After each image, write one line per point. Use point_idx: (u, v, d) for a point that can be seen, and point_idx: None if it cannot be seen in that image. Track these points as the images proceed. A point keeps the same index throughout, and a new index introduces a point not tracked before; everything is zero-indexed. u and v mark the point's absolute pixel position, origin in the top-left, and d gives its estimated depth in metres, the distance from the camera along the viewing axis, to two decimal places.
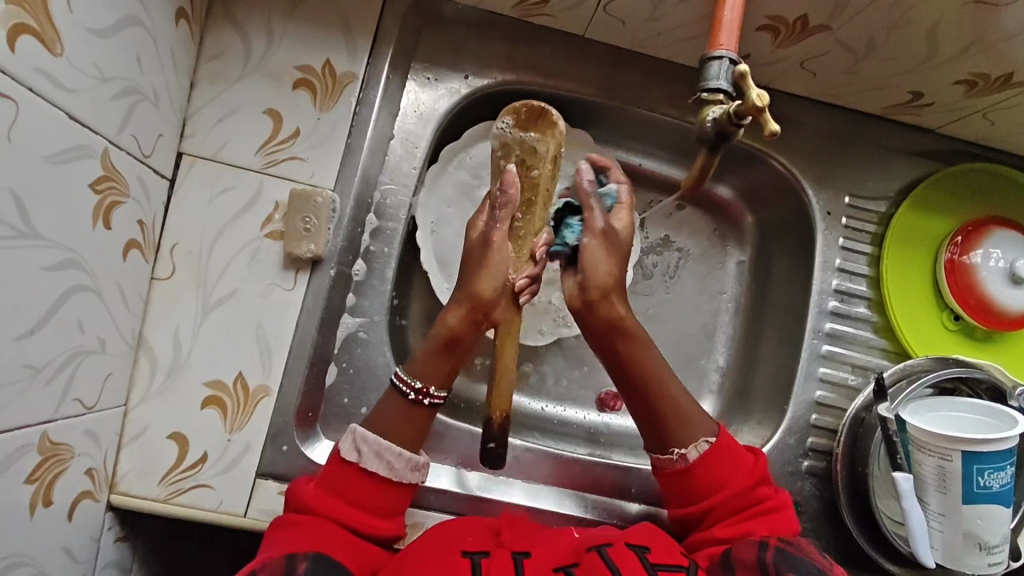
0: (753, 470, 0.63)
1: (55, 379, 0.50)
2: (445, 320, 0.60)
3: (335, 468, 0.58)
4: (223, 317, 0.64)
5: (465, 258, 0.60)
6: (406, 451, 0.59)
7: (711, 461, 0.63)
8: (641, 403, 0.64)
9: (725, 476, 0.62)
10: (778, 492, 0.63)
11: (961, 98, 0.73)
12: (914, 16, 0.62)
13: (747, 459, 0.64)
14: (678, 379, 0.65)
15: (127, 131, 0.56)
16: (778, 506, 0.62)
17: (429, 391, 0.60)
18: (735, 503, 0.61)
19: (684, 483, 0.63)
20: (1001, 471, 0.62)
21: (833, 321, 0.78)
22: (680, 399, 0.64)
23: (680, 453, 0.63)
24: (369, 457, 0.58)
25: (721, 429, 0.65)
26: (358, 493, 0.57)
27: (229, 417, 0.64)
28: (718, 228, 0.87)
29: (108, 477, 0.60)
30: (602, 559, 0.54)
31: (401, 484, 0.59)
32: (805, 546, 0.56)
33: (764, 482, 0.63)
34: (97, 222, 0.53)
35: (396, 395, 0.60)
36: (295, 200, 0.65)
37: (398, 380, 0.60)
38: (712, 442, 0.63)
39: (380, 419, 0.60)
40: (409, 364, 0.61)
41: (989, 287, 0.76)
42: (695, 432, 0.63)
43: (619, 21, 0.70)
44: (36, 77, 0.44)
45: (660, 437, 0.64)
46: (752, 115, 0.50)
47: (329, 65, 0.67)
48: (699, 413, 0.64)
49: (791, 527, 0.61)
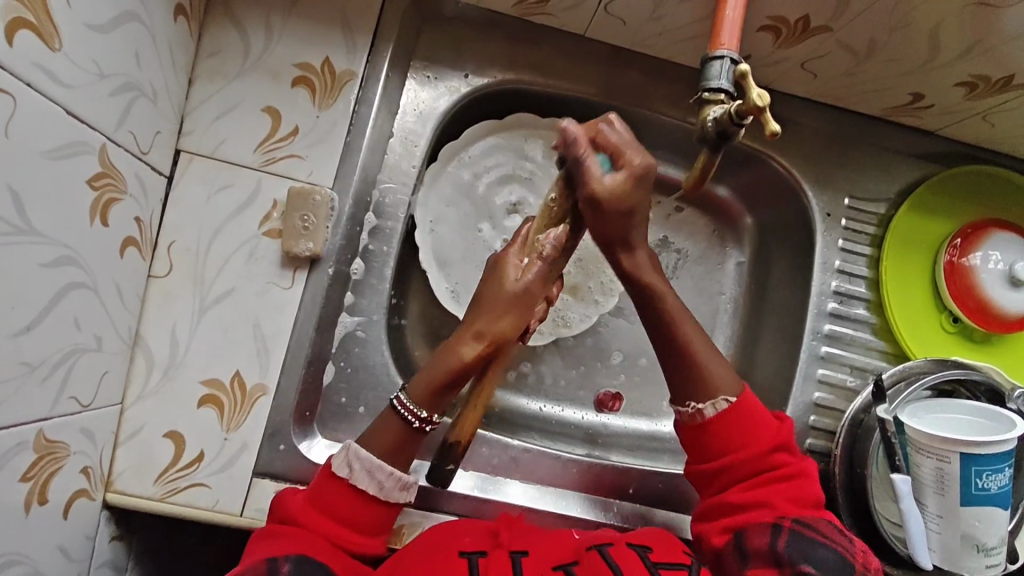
0: (775, 435, 0.62)
1: (51, 376, 0.50)
2: (457, 352, 0.58)
3: (324, 482, 0.57)
4: (220, 315, 0.64)
5: (489, 291, 0.57)
6: (397, 471, 0.59)
7: (729, 419, 0.61)
8: (663, 348, 0.63)
9: (745, 438, 0.61)
10: (797, 460, 0.62)
11: (961, 101, 0.72)
12: (916, 18, 0.62)
13: (769, 422, 0.62)
14: (699, 332, 0.64)
15: (125, 128, 0.55)
16: (797, 474, 0.61)
17: (432, 420, 0.59)
18: (755, 466, 0.61)
19: (700, 440, 0.62)
20: (1000, 473, 0.62)
21: (833, 322, 0.78)
22: (700, 350, 0.63)
23: (697, 407, 0.62)
24: (360, 473, 0.57)
25: (743, 389, 0.63)
26: (343, 507, 0.57)
27: (226, 415, 0.63)
28: (717, 228, 0.86)
29: (104, 475, 0.60)
30: (602, 556, 0.54)
31: (388, 501, 0.59)
32: (822, 528, 0.57)
33: (784, 448, 0.62)
34: (94, 220, 0.53)
35: (395, 418, 0.59)
36: (293, 198, 0.65)
37: (399, 408, 0.59)
38: (733, 401, 0.62)
39: (376, 438, 0.59)
40: (411, 389, 0.59)
41: (989, 290, 0.76)
42: (715, 389, 0.62)
43: (620, 20, 0.69)
44: (35, 73, 0.43)
45: (682, 390, 0.63)
46: (753, 115, 0.49)
47: (329, 63, 0.67)
48: (720, 367, 0.63)
49: (810, 496, 0.61)
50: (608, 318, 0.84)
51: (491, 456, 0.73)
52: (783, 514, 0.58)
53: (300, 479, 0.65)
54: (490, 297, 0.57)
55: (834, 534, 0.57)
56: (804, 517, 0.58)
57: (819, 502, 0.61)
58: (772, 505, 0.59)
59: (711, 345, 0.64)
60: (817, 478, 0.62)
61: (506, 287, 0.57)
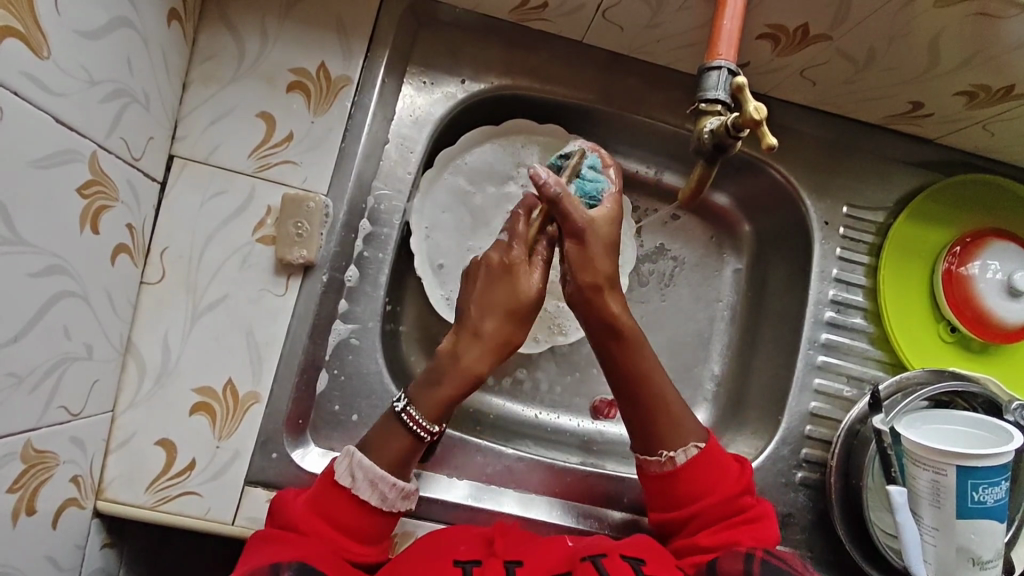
0: (738, 478, 0.63)
1: (41, 385, 0.49)
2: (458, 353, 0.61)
3: (327, 489, 0.57)
4: (213, 323, 0.63)
5: (504, 292, 0.61)
6: (400, 481, 0.59)
7: (698, 467, 0.62)
8: (628, 395, 0.64)
9: (712, 483, 0.62)
10: (758, 503, 0.63)
11: (961, 110, 0.72)
12: (916, 27, 0.62)
13: (731, 466, 0.63)
14: (666, 379, 0.65)
15: (117, 134, 0.55)
16: (757, 516, 0.61)
17: (438, 429, 0.60)
18: (722, 510, 0.61)
19: (670, 489, 0.63)
20: (996, 486, 0.62)
21: (830, 331, 0.78)
22: (667, 398, 0.64)
23: (668, 455, 0.62)
24: (363, 484, 0.57)
25: (710, 435, 0.65)
26: (345, 516, 0.56)
27: (218, 423, 0.63)
28: (714, 235, 0.86)
29: (94, 483, 0.60)
30: (595, 566, 0.53)
31: (390, 511, 0.58)
32: (788, 558, 0.55)
33: (747, 492, 0.62)
34: (84, 227, 0.52)
35: (404, 432, 0.59)
36: (287, 205, 0.64)
37: (408, 419, 0.59)
38: (701, 447, 0.63)
39: (380, 452, 0.59)
40: (419, 402, 0.60)
41: (987, 300, 0.76)
42: (685, 436, 0.63)
43: (618, 26, 0.69)
44: (23, 81, 0.43)
45: (650, 439, 0.63)
46: (750, 127, 0.49)
47: (323, 68, 0.67)
48: (689, 418, 0.64)
49: (770, 536, 0.60)
50: None
51: (485, 465, 0.73)
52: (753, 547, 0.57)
53: (292, 488, 0.64)
54: (506, 304, 0.61)
55: (800, 564, 0.54)
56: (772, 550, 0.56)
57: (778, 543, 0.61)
58: (740, 543, 0.58)
59: (681, 399, 0.65)
60: (776, 524, 0.62)
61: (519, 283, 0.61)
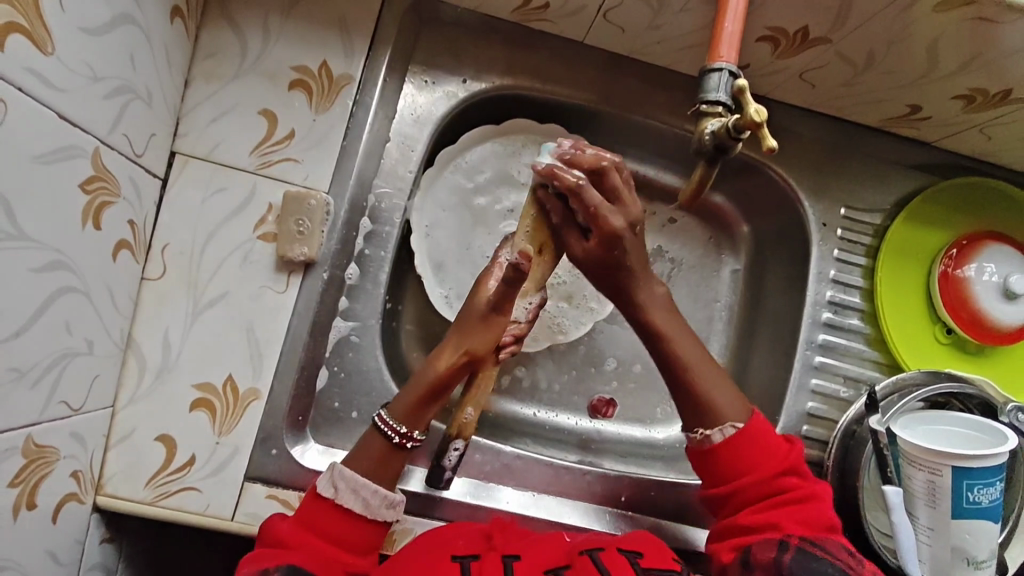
0: (784, 458, 0.62)
1: (42, 380, 0.49)
2: (436, 363, 0.62)
3: (311, 502, 0.58)
4: (214, 319, 0.64)
5: (467, 305, 0.63)
6: (382, 489, 0.59)
7: (739, 445, 0.62)
8: (669, 372, 0.65)
9: (754, 460, 0.62)
10: (809, 483, 0.62)
11: (958, 114, 0.73)
12: (914, 33, 0.62)
13: (780, 446, 0.63)
14: (710, 364, 0.65)
15: (119, 131, 0.55)
16: (807, 497, 0.61)
17: (413, 435, 0.61)
18: (764, 490, 0.61)
19: (711, 465, 0.63)
20: (990, 487, 0.63)
21: (827, 332, 0.78)
22: (708, 382, 0.64)
23: (704, 434, 0.63)
24: (346, 493, 0.58)
25: (754, 413, 0.64)
26: (333, 526, 0.57)
27: (218, 419, 0.63)
28: (713, 236, 0.86)
29: (94, 478, 0.60)
30: (593, 562, 0.53)
31: (375, 520, 0.58)
32: (831, 547, 0.57)
33: (793, 473, 0.62)
34: (86, 223, 0.52)
35: (377, 435, 0.61)
36: (289, 202, 0.65)
37: (382, 424, 0.60)
38: (739, 428, 0.63)
39: (360, 455, 0.60)
40: (393, 405, 0.61)
41: (984, 303, 0.76)
42: (723, 416, 0.63)
43: (619, 28, 0.69)
44: (26, 77, 0.43)
45: (690, 415, 0.64)
46: (750, 129, 0.49)
47: (326, 66, 0.67)
48: (728, 396, 0.64)
49: (824, 520, 0.60)
50: (603, 325, 0.83)
51: (483, 463, 0.73)
52: (791, 533, 0.58)
53: (292, 484, 0.65)
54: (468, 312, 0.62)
55: (845, 555, 0.56)
56: (813, 535, 0.58)
57: (834, 526, 0.61)
58: (780, 526, 0.59)
59: (719, 376, 0.65)
60: (832, 506, 0.62)
61: (482, 301, 0.61)
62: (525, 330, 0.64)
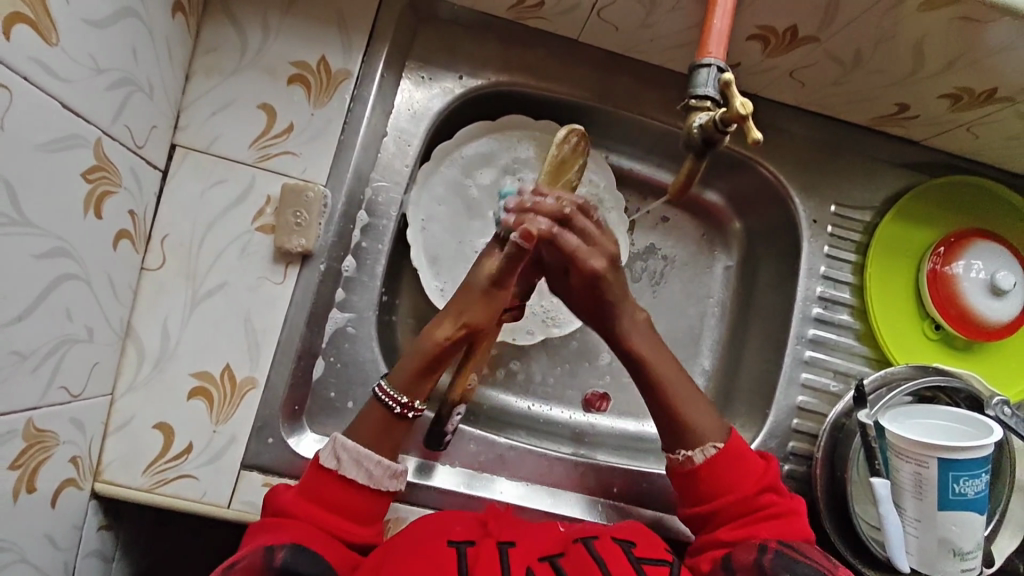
0: (761, 475, 0.64)
1: (42, 365, 0.50)
2: (433, 335, 0.62)
3: (313, 475, 0.59)
4: (212, 309, 0.65)
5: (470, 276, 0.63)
6: (386, 460, 0.60)
7: (720, 465, 0.64)
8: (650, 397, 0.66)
9: (733, 480, 0.63)
10: (786, 499, 0.63)
11: (945, 112, 0.74)
12: (900, 33, 0.64)
13: (756, 465, 0.64)
14: (688, 385, 0.66)
15: (121, 122, 0.56)
16: (784, 512, 0.62)
17: (414, 406, 0.61)
18: (743, 506, 0.62)
19: (692, 485, 0.64)
20: (976, 479, 0.64)
21: (817, 327, 0.80)
22: (686, 404, 0.65)
23: (687, 455, 0.64)
24: (348, 464, 0.59)
25: (732, 433, 0.66)
26: (340, 499, 0.58)
27: (215, 408, 0.64)
28: (706, 232, 0.88)
29: (93, 465, 0.61)
30: (586, 548, 0.54)
31: (379, 491, 0.59)
32: (808, 551, 0.57)
33: (770, 490, 0.63)
34: (88, 212, 0.53)
35: (377, 406, 0.61)
36: (287, 194, 0.66)
37: (382, 394, 0.61)
38: (720, 447, 0.64)
39: (360, 425, 0.61)
40: (393, 377, 0.62)
41: (970, 299, 0.77)
42: (703, 436, 0.64)
43: (613, 26, 0.71)
44: (32, 66, 0.44)
45: (670, 438, 0.66)
46: (736, 122, 0.51)
47: (324, 61, 0.68)
48: (706, 418, 0.65)
49: (799, 531, 0.61)
50: None
51: (477, 453, 0.74)
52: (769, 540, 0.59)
53: (288, 472, 0.66)
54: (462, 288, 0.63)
55: (820, 557, 0.57)
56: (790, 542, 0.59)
57: (810, 539, 0.62)
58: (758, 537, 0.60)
59: (700, 399, 0.66)
60: (807, 520, 0.63)
61: (481, 278, 0.62)
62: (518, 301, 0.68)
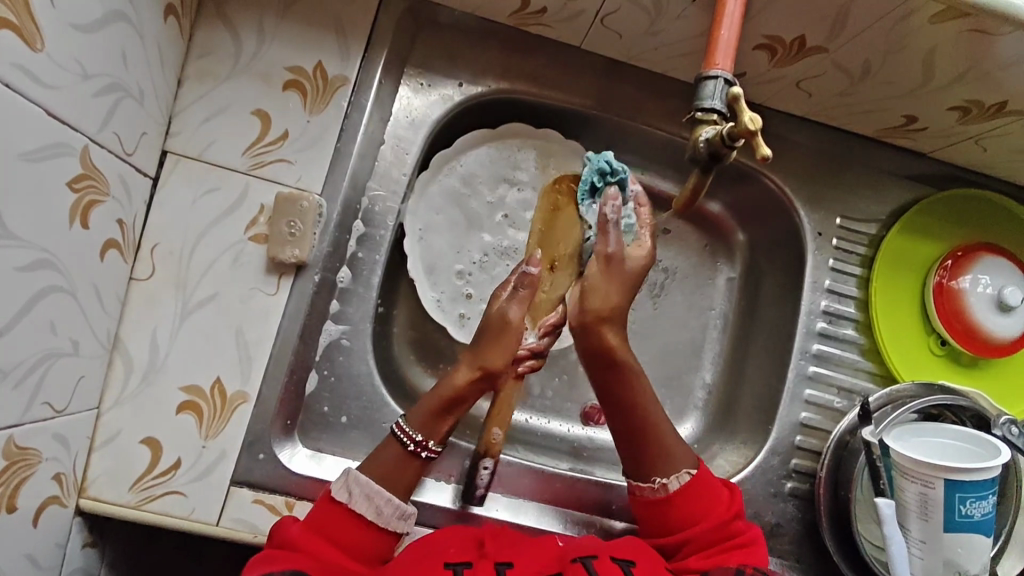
0: (728, 504, 0.63)
1: (24, 381, 0.48)
2: (452, 378, 0.61)
3: (322, 506, 0.57)
4: (202, 320, 0.63)
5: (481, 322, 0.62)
6: (396, 499, 0.59)
7: (692, 494, 0.62)
8: (624, 424, 0.64)
9: (703, 510, 0.62)
10: (749, 527, 0.63)
11: (953, 124, 0.72)
12: (910, 43, 0.62)
13: (722, 494, 0.63)
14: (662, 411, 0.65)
15: (109, 129, 0.54)
16: (750, 539, 0.61)
17: (428, 445, 0.60)
18: (712, 535, 0.60)
19: (664, 514, 0.62)
20: (983, 500, 0.62)
21: (821, 342, 0.78)
22: (664, 427, 0.64)
23: (661, 482, 0.62)
24: (359, 498, 0.57)
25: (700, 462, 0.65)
26: (342, 533, 0.56)
27: (205, 422, 0.62)
28: (708, 244, 0.86)
29: (78, 481, 0.59)
30: (586, 568, 0.52)
31: (386, 529, 0.58)
32: None
33: (737, 517, 0.62)
34: (74, 222, 0.52)
35: (393, 444, 0.60)
36: (281, 204, 0.64)
37: (400, 432, 0.60)
38: (693, 474, 0.63)
39: (375, 464, 0.59)
40: (410, 414, 0.61)
41: (977, 313, 0.76)
42: (677, 463, 0.63)
43: (616, 34, 0.69)
44: (15, 73, 0.42)
45: (643, 466, 0.64)
46: (745, 138, 0.49)
47: (320, 67, 0.66)
48: (680, 443, 0.64)
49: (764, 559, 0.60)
50: None
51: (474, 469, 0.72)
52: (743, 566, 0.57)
53: (280, 489, 0.64)
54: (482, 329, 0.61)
55: None
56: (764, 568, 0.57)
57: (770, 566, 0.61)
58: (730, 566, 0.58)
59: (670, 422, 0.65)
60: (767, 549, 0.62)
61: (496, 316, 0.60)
62: (543, 345, 0.65)
